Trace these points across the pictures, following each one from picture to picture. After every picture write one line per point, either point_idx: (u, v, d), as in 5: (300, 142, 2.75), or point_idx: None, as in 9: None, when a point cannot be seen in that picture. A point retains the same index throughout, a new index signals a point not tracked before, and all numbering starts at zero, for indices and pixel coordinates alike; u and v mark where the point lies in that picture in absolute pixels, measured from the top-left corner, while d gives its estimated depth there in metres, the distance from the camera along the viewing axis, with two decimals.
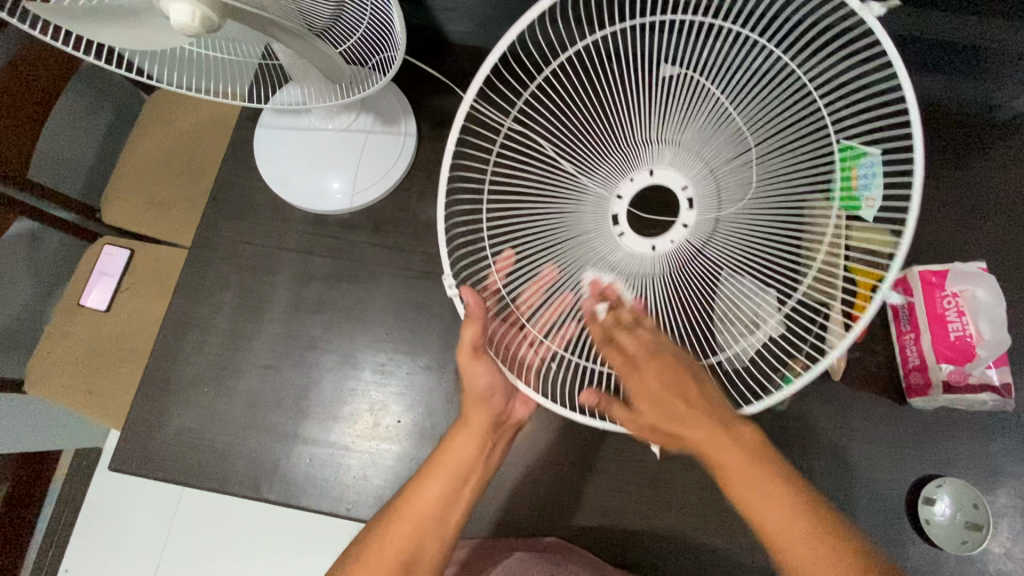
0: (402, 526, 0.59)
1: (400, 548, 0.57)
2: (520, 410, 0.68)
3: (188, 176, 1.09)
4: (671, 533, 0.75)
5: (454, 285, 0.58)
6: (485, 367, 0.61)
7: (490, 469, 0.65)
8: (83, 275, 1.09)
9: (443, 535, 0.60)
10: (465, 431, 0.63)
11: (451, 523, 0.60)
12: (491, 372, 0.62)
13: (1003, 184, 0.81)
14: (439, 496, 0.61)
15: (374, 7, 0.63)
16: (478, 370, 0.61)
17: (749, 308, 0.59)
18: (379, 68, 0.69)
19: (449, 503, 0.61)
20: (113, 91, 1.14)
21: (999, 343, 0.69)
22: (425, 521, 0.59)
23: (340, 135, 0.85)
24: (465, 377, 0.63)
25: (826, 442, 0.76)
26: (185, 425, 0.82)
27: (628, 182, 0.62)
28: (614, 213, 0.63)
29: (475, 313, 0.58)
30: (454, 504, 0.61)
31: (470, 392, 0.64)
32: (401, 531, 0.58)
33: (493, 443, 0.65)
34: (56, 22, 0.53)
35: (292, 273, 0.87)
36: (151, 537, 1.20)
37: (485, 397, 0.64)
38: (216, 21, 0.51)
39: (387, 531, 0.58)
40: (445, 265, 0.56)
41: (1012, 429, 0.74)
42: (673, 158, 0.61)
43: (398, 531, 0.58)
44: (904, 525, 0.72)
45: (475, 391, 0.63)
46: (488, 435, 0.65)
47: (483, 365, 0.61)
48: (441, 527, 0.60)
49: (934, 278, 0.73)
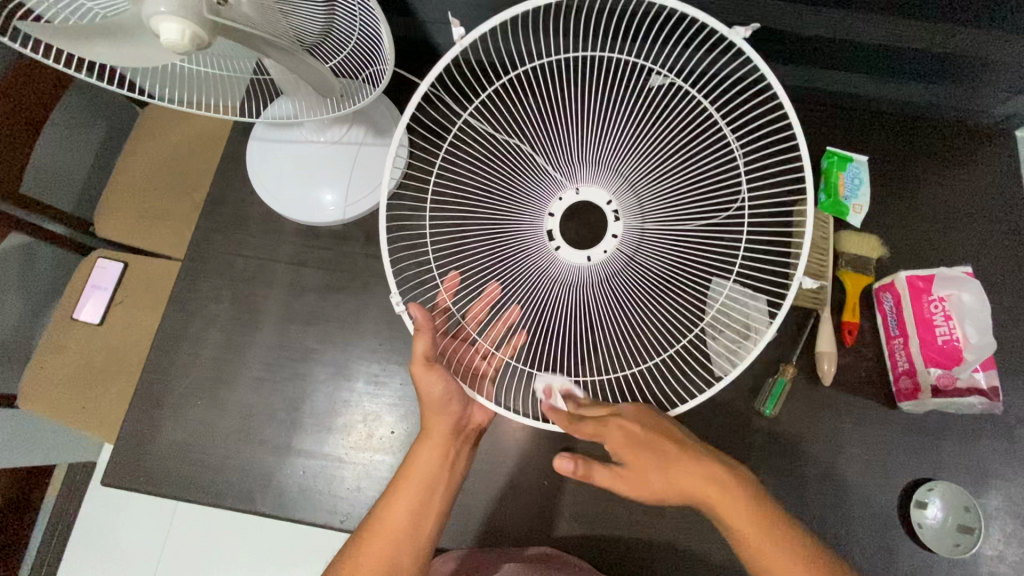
0: (376, 545, 0.59)
1: (373, 566, 0.58)
2: (480, 416, 0.69)
3: (182, 189, 1.10)
4: (666, 540, 0.75)
5: (402, 302, 0.59)
6: (440, 375, 0.60)
7: (457, 475, 0.66)
8: (77, 288, 1.09)
9: (418, 549, 0.60)
10: (428, 443, 0.64)
11: (428, 532, 0.61)
12: (447, 379, 0.61)
13: (987, 189, 0.82)
14: (412, 508, 0.62)
15: (362, 22, 0.64)
16: (433, 378, 0.60)
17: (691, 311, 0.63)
18: (370, 82, 0.70)
19: (424, 513, 0.62)
20: (106, 106, 1.14)
21: (986, 346, 0.70)
22: (402, 534, 0.60)
23: (333, 147, 0.85)
24: (419, 387, 0.62)
25: (820, 448, 0.76)
26: (178, 438, 0.82)
27: (558, 200, 0.65)
28: (548, 230, 0.65)
29: (425, 326, 0.59)
30: (425, 516, 0.62)
31: (427, 400, 0.63)
32: (378, 547, 0.59)
33: (456, 450, 0.67)
34: (45, 41, 0.53)
35: (285, 285, 0.87)
36: (145, 552, 1.19)
37: (443, 402, 0.63)
38: (206, 38, 0.52)
39: (360, 552, 0.59)
40: (392, 283, 0.57)
41: (1002, 432, 0.74)
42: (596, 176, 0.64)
43: (371, 550, 0.59)
44: (896, 529, 0.73)
45: (431, 398, 0.62)
46: (451, 444, 0.66)
47: (438, 375, 0.61)
48: (418, 537, 0.61)
49: (921, 282, 0.74)
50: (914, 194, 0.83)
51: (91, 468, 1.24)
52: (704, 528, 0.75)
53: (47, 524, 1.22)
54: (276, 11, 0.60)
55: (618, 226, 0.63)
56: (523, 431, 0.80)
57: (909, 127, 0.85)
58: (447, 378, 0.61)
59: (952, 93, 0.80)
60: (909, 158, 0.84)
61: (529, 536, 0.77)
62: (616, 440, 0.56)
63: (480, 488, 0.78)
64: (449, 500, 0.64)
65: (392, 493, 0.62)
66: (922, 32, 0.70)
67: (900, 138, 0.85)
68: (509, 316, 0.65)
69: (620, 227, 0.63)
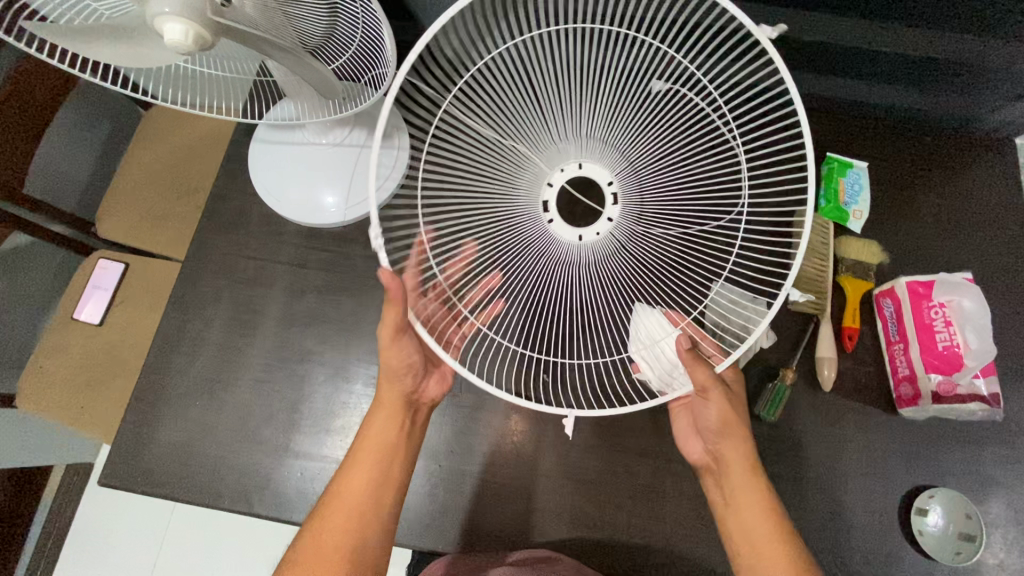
0: (333, 522, 0.61)
1: (334, 544, 0.60)
2: (435, 390, 0.69)
3: (185, 190, 1.11)
4: (664, 545, 0.75)
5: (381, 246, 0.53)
6: (404, 344, 0.62)
7: (412, 445, 0.68)
8: (78, 288, 1.09)
9: (379, 521, 0.63)
10: (384, 413, 0.66)
11: (387, 505, 0.64)
12: (412, 349, 0.63)
13: (987, 195, 0.82)
14: (370, 480, 0.64)
15: (365, 24, 0.64)
16: (397, 350, 0.62)
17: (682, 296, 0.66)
18: (372, 84, 0.70)
19: (383, 483, 0.64)
20: (110, 107, 1.15)
21: (986, 352, 0.70)
22: (361, 505, 0.62)
23: (335, 149, 0.86)
24: (382, 358, 0.63)
25: (821, 454, 0.75)
26: (175, 439, 0.81)
27: (560, 172, 0.68)
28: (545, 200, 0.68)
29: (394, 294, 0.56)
30: (385, 486, 0.64)
31: (385, 369, 0.65)
32: (341, 516, 0.61)
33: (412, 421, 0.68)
34: (48, 40, 0.53)
35: (286, 286, 0.87)
36: (142, 554, 1.19)
37: (400, 374, 0.65)
38: (209, 39, 0.52)
39: (319, 532, 0.61)
40: (373, 221, 0.52)
41: (1003, 439, 0.74)
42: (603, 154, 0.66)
43: (330, 527, 0.61)
44: (898, 537, 0.72)
45: (389, 369, 0.64)
46: (406, 413, 0.67)
47: (404, 344, 0.62)
48: (377, 508, 0.63)
49: (921, 288, 0.74)
50: (913, 200, 0.83)
51: (89, 469, 1.24)
52: (704, 533, 0.75)
53: (43, 526, 1.21)
54: (279, 12, 0.61)
55: (617, 210, 0.66)
56: (523, 434, 0.80)
57: (907, 133, 0.85)
58: (415, 344, 0.63)
59: (949, 100, 0.80)
60: (910, 164, 0.84)
61: (529, 540, 0.76)
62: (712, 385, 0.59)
63: (477, 491, 0.78)
64: (404, 469, 0.66)
65: (350, 463, 0.64)
66: (923, 37, 0.70)
67: (901, 144, 0.85)
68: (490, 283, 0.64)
69: (618, 211, 0.66)
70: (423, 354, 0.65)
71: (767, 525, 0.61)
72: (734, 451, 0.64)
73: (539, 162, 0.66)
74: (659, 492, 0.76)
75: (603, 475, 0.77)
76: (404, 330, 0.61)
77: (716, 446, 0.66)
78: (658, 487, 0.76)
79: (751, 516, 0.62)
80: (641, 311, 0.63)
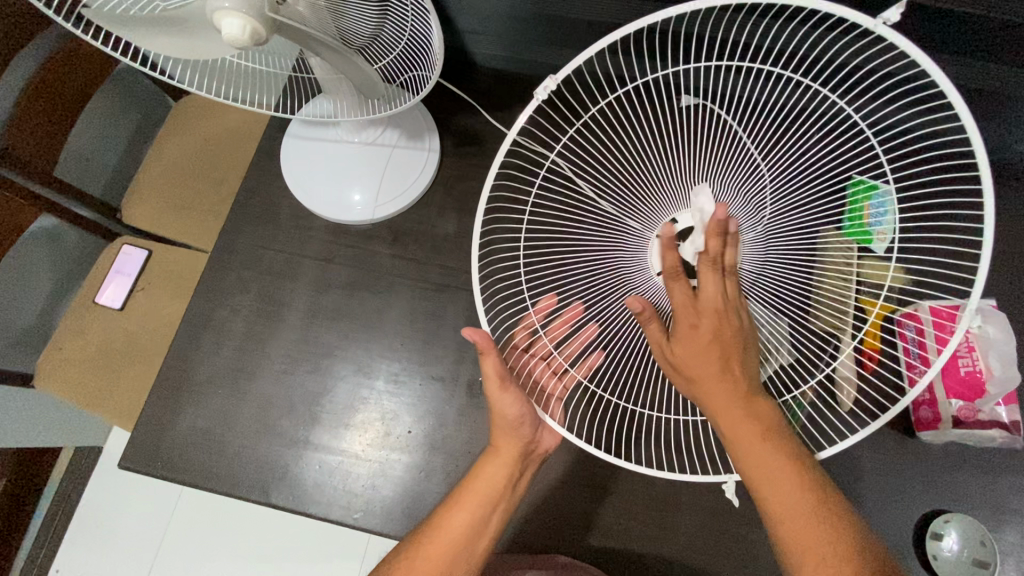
0: (431, 553, 0.60)
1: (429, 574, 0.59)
2: (548, 439, 0.69)
3: (212, 181, 1.12)
4: (678, 556, 0.75)
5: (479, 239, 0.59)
6: (515, 396, 0.62)
7: (516, 497, 0.66)
8: (101, 271, 1.10)
9: (471, 563, 0.60)
10: (495, 461, 0.64)
11: (480, 550, 0.61)
12: (521, 401, 0.63)
13: (1014, 224, 0.82)
14: (469, 524, 0.62)
15: (414, 28, 0.65)
16: (508, 400, 0.62)
17: (774, 343, 0.63)
18: (412, 85, 0.72)
19: (479, 531, 0.62)
20: (141, 94, 1.17)
21: (1010, 380, 0.69)
22: (458, 549, 0.60)
23: (364, 148, 0.87)
24: (494, 408, 0.64)
25: (838, 475, 0.76)
26: (195, 425, 0.82)
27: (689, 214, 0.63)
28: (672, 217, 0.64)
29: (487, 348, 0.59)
30: (483, 531, 0.62)
31: (499, 421, 0.64)
32: (433, 554, 0.59)
33: (521, 471, 0.66)
34: (106, 30, 0.54)
35: (311, 280, 0.88)
36: (147, 538, 1.19)
37: (516, 426, 0.64)
38: (264, 35, 0.53)
39: (415, 553, 0.60)
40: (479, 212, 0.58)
41: (1019, 469, 0.74)
42: None
43: (427, 556, 0.59)
44: (911, 560, 0.72)
45: (504, 421, 0.64)
46: (517, 464, 0.65)
47: (512, 395, 0.62)
48: (472, 552, 0.61)
49: (945, 312, 0.73)
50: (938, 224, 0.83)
51: (99, 452, 1.25)
52: (721, 547, 0.75)
53: (48, 508, 1.22)
54: (328, 10, 0.62)
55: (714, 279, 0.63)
56: None
57: None
58: (522, 399, 0.63)
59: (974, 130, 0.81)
60: None
61: (546, 545, 0.77)
62: (694, 320, 0.52)
63: None
64: (506, 518, 0.64)
65: (451, 505, 0.63)
66: (952, 62, 0.72)
67: None
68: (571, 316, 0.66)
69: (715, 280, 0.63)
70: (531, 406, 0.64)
71: (804, 511, 0.50)
72: (722, 405, 0.53)
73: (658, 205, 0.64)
74: (675, 504, 0.77)
75: (620, 484, 0.78)
76: (507, 377, 0.61)
77: (695, 396, 0.55)
78: (673, 500, 0.77)
79: (781, 484, 0.51)
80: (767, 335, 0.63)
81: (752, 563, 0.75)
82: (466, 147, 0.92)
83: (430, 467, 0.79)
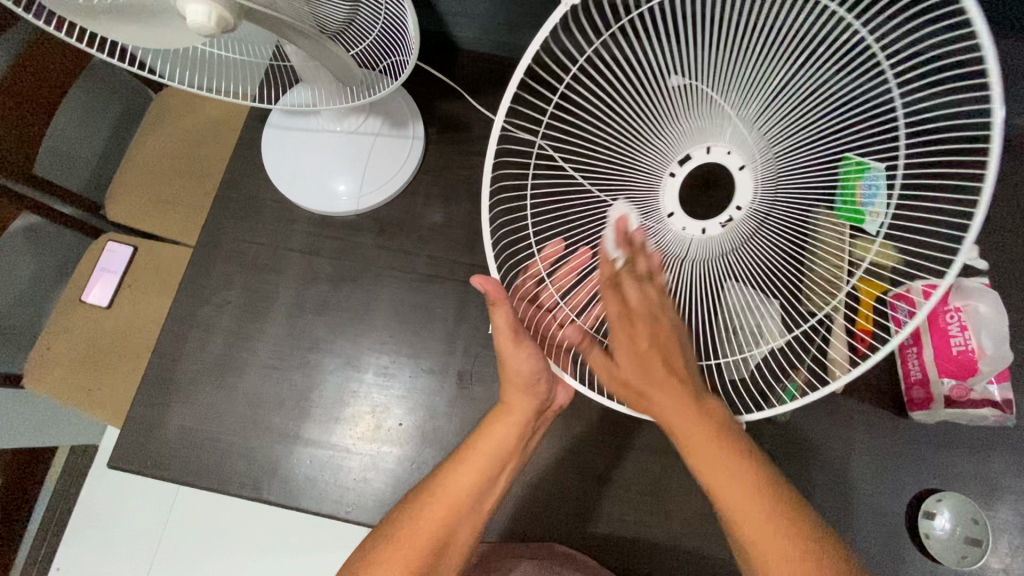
0: (436, 506, 0.59)
1: (430, 534, 0.58)
2: (561, 396, 0.71)
3: (194, 173, 1.10)
4: (671, 542, 0.76)
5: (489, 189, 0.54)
6: (528, 352, 0.60)
7: (522, 456, 0.66)
8: (86, 270, 1.09)
9: (474, 521, 0.61)
10: (506, 420, 0.63)
11: (484, 508, 0.62)
12: (535, 356, 0.61)
13: (1011, 201, 0.81)
14: (474, 485, 0.61)
15: (389, 10, 0.63)
16: (522, 356, 0.60)
17: (757, 316, 0.63)
18: (390, 71, 0.70)
19: (483, 491, 0.61)
20: (122, 88, 1.15)
21: (1001, 358, 0.69)
22: (463, 506, 0.60)
23: (347, 137, 0.85)
24: (507, 363, 0.62)
25: (830, 456, 0.76)
26: (185, 423, 0.82)
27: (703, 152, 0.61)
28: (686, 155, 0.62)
29: (497, 297, 0.57)
30: (488, 491, 0.62)
31: (513, 377, 0.62)
32: (436, 513, 0.59)
33: (530, 430, 0.66)
34: (68, 18, 0.52)
35: (297, 274, 0.87)
36: (146, 535, 1.20)
37: (529, 381, 0.63)
38: (232, 21, 0.51)
39: (421, 513, 0.59)
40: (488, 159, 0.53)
41: (1011, 446, 0.74)
42: (737, 139, 0.59)
43: (432, 510, 0.59)
44: (903, 539, 0.73)
45: (516, 376, 0.62)
46: (526, 426, 0.65)
47: (524, 349, 0.60)
48: (475, 510, 0.61)
49: (936, 292, 0.72)
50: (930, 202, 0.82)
51: (94, 451, 1.24)
52: (712, 532, 0.75)
53: (46, 509, 1.22)
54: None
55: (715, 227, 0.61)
56: None
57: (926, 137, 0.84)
58: (535, 354, 0.61)
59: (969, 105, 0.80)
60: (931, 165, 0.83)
61: (541, 533, 0.77)
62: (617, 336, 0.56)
63: None
64: (509, 481, 0.64)
65: (456, 464, 0.61)
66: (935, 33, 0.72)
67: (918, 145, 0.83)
68: (577, 263, 0.63)
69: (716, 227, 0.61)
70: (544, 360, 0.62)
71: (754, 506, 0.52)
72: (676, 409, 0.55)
73: (670, 143, 0.61)
74: (667, 489, 0.77)
75: (611, 471, 0.78)
76: (518, 329, 0.59)
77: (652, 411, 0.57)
78: (665, 485, 0.77)
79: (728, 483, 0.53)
80: (756, 301, 0.62)
81: None
82: (451, 135, 0.90)
83: (422, 458, 0.79)
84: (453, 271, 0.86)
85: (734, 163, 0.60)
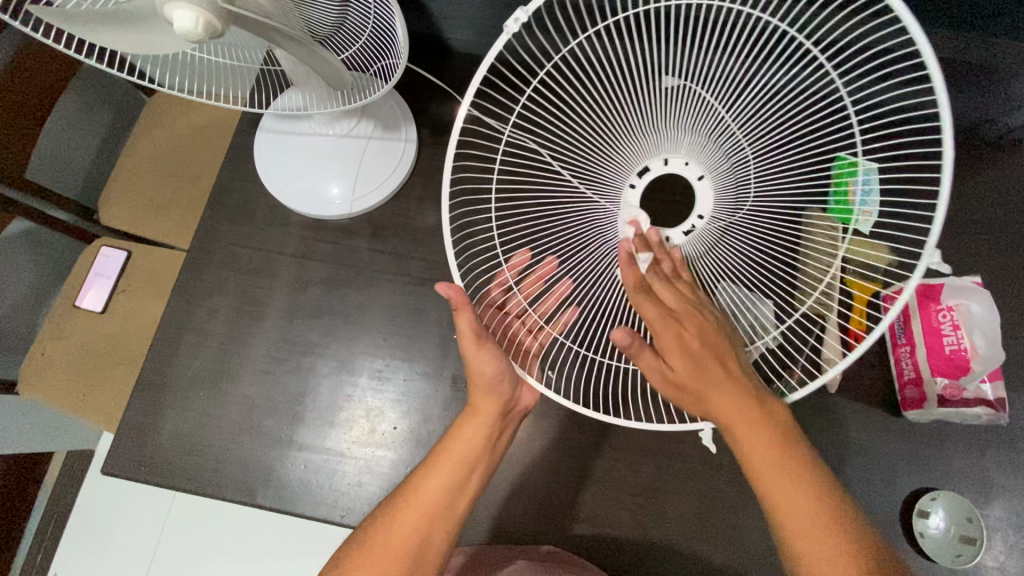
0: (411, 513, 0.58)
1: (407, 537, 0.57)
2: (527, 397, 0.68)
3: (187, 178, 1.10)
4: (667, 543, 0.75)
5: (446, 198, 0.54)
6: (492, 354, 0.60)
7: (495, 457, 0.65)
8: (80, 276, 1.08)
9: (451, 526, 0.59)
10: (473, 421, 0.63)
11: (460, 511, 0.60)
12: (499, 358, 0.61)
13: (1001, 201, 0.81)
14: (447, 487, 0.60)
15: (377, 14, 0.63)
16: (485, 358, 0.60)
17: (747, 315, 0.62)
18: (381, 75, 0.70)
19: (456, 494, 0.60)
20: (114, 94, 1.14)
21: (994, 357, 0.69)
22: (438, 511, 0.59)
23: (340, 140, 0.84)
24: (471, 366, 0.61)
25: (825, 457, 0.76)
26: (179, 429, 0.81)
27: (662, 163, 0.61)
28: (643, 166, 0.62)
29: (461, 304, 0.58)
30: (462, 493, 0.61)
31: (478, 380, 0.62)
32: (410, 516, 0.58)
33: (500, 431, 0.65)
34: (56, 26, 0.52)
35: (290, 278, 0.87)
36: (142, 540, 1.19)
37: (495, 382, 0.63)
38: (219, 27, 0.51)
39: (395, 517, 0.58)
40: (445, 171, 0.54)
41: (1005, 444, 0.74)
42: (693, 148, 0.60)
43: (406, 517, 0.58)
44: (898, 539, 0.73)
45: (483, 379, 0.62)
46: (495, 425, 0.64)
47: (488, 353, 0.60)
48: (450, 513, 0.60)
49: (929, 291, 0.72)
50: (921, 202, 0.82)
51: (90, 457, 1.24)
52: (707, 533, 0.75)
53: (42, 516, 1.21)
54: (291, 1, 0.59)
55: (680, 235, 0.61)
56: (530, 433, 0.80)
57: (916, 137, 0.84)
58: (500, 356, 0.61)
59: (957, 106, 0.81)
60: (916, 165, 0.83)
61: (536, 536, 0.77)
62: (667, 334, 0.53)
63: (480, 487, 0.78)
64: (485, 481, 0.63)
65: (427, 469, 0.61)
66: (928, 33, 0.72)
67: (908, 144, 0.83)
68: (544, 270, 0.65)
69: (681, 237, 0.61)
70: (509, 363, 0.62)
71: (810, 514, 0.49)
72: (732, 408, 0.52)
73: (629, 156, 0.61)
74: (662, 490, 0.77)
75: (606, 473, 0.78)
76: (483, 334, 0.59)
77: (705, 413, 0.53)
78: (660, 486, 0.77)
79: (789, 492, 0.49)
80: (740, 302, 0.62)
81: (742, 548, 0.75)
82: (444, 137, 0.90)
83: (416, 461, 0.79)
84: (446, 274, 0.85)
85: (692, 173, 0.60)
